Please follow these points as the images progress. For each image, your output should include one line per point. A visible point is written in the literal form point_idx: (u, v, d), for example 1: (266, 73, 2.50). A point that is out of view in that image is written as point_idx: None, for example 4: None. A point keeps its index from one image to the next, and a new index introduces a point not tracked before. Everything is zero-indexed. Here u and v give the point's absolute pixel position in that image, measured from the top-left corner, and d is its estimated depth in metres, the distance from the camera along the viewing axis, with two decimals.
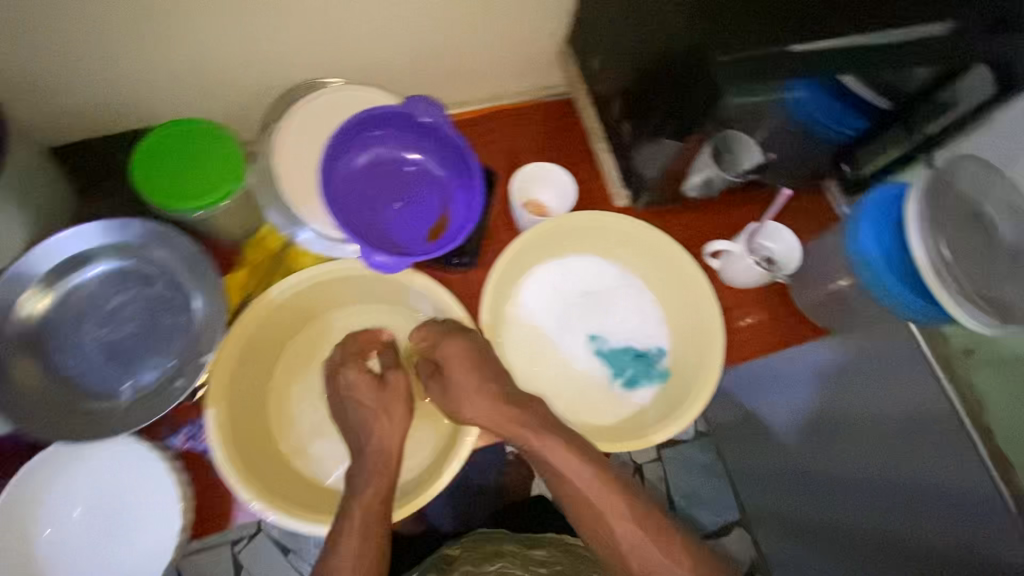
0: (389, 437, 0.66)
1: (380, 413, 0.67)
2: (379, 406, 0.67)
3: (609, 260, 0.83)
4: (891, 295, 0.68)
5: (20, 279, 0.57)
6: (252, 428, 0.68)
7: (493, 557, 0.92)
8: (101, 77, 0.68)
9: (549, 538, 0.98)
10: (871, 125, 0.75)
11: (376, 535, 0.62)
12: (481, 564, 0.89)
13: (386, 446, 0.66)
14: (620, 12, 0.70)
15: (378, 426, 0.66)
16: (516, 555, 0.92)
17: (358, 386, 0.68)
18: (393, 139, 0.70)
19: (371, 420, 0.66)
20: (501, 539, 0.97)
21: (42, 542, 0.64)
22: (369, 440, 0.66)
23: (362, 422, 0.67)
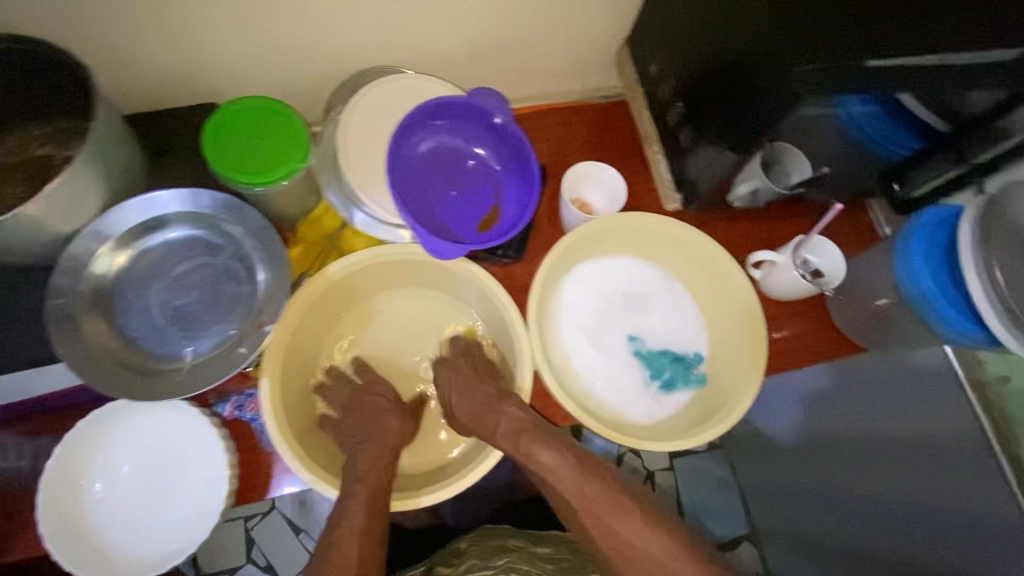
0: (391, 433, 0.70)
1: (384, 413, 0.71)
2: (384, 406, 0.72)
3: (651, 262, 0.84)
4: (940, 315, 0.69)
5: (98, 236, 0.59)
6: (296, 400, 0.72)
7: (500, 550, 0.94)
8: (185, 51, 0.70)
9: (554, 535, 1.02)
10: (925, 147, 0.75)
11: (373, 524, 0.64)
12: (487, 558, 0.92)
13: (386, 438, 0.69)
14: (691, 18, 0.71)
15: (379, 421, 0.70)
16: (523, 550, 0.94)
17: (365, 394, 0.73)
18: (456, 131, 0.71)
19: (376, 416, 0.70)
20: (509, 535, 1.00)
21: (88, 496, 0.66)
22: (375, 431, 0.69)
23: (365, 416, 0.70)
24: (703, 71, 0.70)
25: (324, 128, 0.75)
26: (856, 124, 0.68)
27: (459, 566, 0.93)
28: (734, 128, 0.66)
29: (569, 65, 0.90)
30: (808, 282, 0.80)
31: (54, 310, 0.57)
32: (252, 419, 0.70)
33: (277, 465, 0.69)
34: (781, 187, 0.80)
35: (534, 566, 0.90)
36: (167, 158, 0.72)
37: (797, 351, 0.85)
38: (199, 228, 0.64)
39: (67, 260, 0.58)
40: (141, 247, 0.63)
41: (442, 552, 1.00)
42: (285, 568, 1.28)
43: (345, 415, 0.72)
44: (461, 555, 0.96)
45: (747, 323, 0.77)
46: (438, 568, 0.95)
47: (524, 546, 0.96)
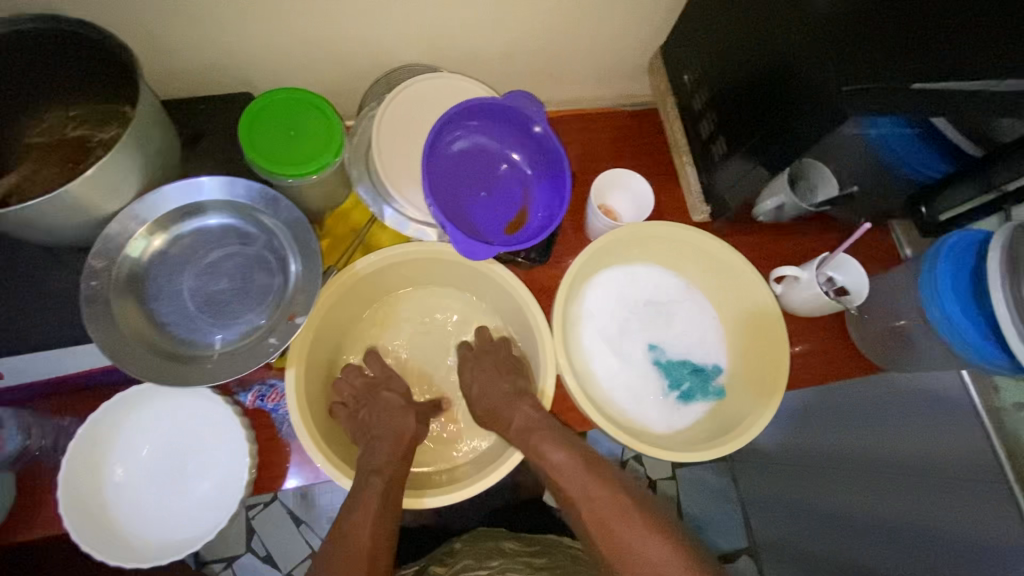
0: (406, 428, 0.70)
1: (400, 410, 0.71)
2: (398, 404, 0.72)
3: (673, 272, 0.84)
4: (963, 337, 0.71)
5: (134, 220, 0.60)
6: (318, 392, 0.72)
7: (495, 553, 0.93)
8: (227, 40, 0.71)
9: (550, 539, 1.00)
10: (956, 169, 0.74)
11: (388, 516, 0.62)
12: (482, 559, 0.91)
13: (403, 434, 0.69)
14: (729, 29, 0.70)
15: (394, 419, 0.70)
16: (517, 554, 0.93)
17: (383, 390, 0.73)
18: (489, 133, 0.71)
19: (391, 414, 0.70)
20: (504, 538, 0.99)
21: (106, 478, 0.66)
22: (390, 427, 0.69)
23: (382, 411, 0.71)
24: (739, 84, 0.70)
25: (358, 124, 0.75)
26: (891, 149, 0.68)
27: (453, 566, 0.92)
28: (769, 145, 0.67)
29: (600, 72, 0.91)
30: (831, 298, 0.80)
31: (89, 292, 0.58)
32: (272, 409, 0.70)
33: (294, 455, 0.69)
34: (806, 204, 0.81)
35: (529, 569, 0.88)
36: (201, 146, 0.72)
37: (808, 368, 0.85)
38: (233, 217, 0.65)
39: (102, 242, 0.59)
40: (175, 233, 0.64)
41: (438, 551, 0.99)
42: (284, 560, 1.28)
43: (359, 409, 0.72)
44: (455, 556, 0.94)
45: (768, 338, 0.77)
46: (433, 567, 0.94)
47: (519, 550, 0.95)
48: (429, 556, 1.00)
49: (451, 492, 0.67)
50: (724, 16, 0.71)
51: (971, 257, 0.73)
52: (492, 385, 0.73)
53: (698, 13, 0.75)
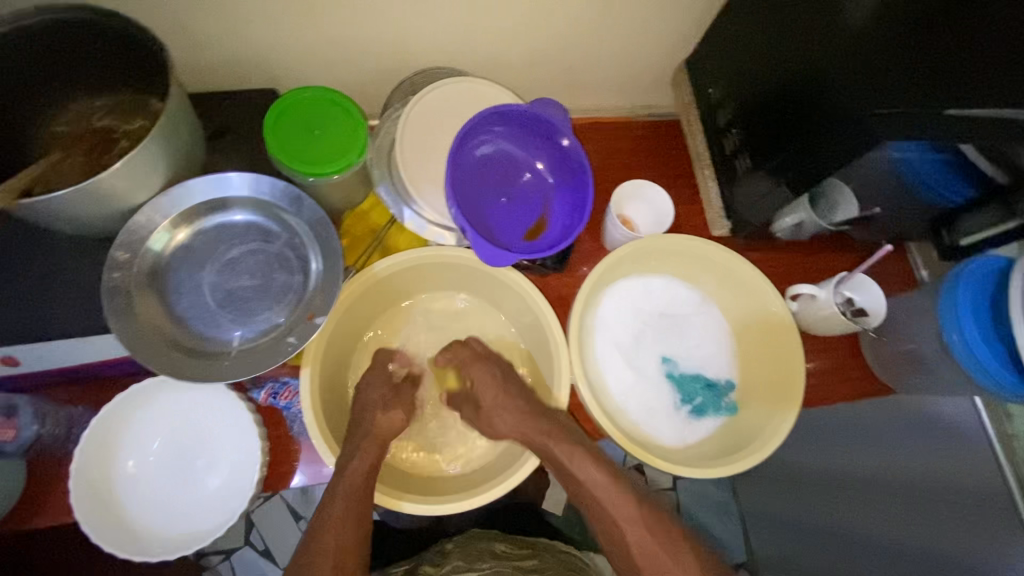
0: (384, 423, 0.68)
1: (385, 407, 0.70)
2: (384, 401, 0.70)
3: (689, 285, 0.84)
4: (980, 366, 0.70)
5: (159, 213, 0.60)
6: (332, 391, 0.73)
7: (486, 555, 0.91)
8: (257, 38, 0.71)
9: (540, 542, 0.99)
10: (979, 195, 0.72)
11: (355, 511, 0.64)
12: (473, 561, 0.89)
13: (381, 428, 0.68)
14: (759, 45, 0.70)
15: (382, 414, 0.69)
16: (508, 558, 0.91)
17: (375, 388, 0.72)
18: (512, 139, 0.71)
19: (374, 409, 0.69)
20: (495, 539, 0.97)
21: (117, 470, 0.66)
22: (369, 423, 0.68)
23: (367, 407, 0.70)
24: (767, 100, 0.70)
25: (381, 125, 0.75)
26: (916, 172, 0.68)
27: (442, 567, 0.89)
28: (797, 164, 0.66)
29: (624, 82, 0.91)
30: (847, 319, 0.80)
31: (111, 284, 0.59)
32: (285, 407, 0.70)
33: (303, 454, 0.69)
34: (824, 221, 0.80)
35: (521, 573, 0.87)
36: (225, 140, 0.73)
37: (819, 385, 0.85)
38: (255, 213, 0.65)
39: (125, 233, 0.59)
40: (198, 228, 0.64)
41: (428, 551, 0.96)
42: (282, 554, 1.28)
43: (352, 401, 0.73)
44: (445, 556, 0.92)
45: (783, 357, 0.77)
46: (423, 567, 0.91)
47: (510, 553, 0.93)
48: (418, 555, 0.98)
49: (433, 504, 0.66)
50: (754, 32, 0.71)
51: (990, 283, 0.73)
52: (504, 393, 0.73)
53: (728, 28, 0.75)
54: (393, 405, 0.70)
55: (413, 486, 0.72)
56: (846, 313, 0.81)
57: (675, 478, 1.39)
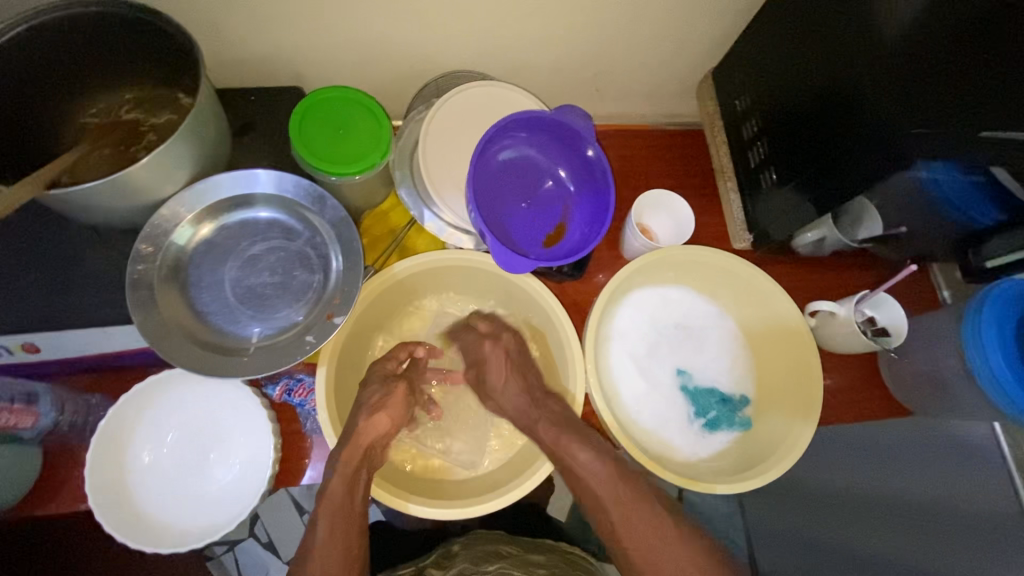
0: (366, 430, 0.66)
1: (371, 409, 0.68)
2: (374, 402, 0.69)
3: (707, 297, 0.84)
4: (1002, 386, 0.69)
5: (183, 207, 0.61)
6: (345, 379, 0.73)
7: (492, 556, 0.90)
8: (286, 38, 0.72)
9: (546, 543, 0.98)
10: (1009, 219, 0.69)
11: (342, 527, 0.63)
12: (479, 563, 0.88)
13: (362, 436, 0.66)
14: (790, 58, 0.69)
15: (366, 419, 0.67)
16: (514, 558, 0.90)
17: (376, 384, 0.71)
18: (535, 145, 0.71)
19: (359, 412, 0.67)
20: (502, 541, 0.96)
21: (130, 461, 0.66)
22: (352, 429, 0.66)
23: (358, 406, 0.68)
24: (796, 114, 0.69)
25: (405, 126, 0.75)
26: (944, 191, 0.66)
27: (449, 568, 0.89)
28: (823, 181, 0.66)
29: (647, 90, 0.90)
30: (867, 338, 0.78)
31: (135, 277, 0.59)
32: (298, 404, 0.70)
33: (314, 451, 0.69)
34: (847, 238, 0.80)
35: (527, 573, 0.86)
36: (249, 137, 0.73)
37: (846, 403, 0.84)
38: (279, 211, 0.66)
39: (150, 227, 0.60)
40: (220, 224, 0.65)
41: (435, 552, 0.96)
42: (285, 548, 1.29)
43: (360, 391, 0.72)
44: (452, 559, 0.91)
45: (801, 370, 0.76)
46: (429, 570, 0.90)
47: (516, 554, 0.92)
48: (425, 556, 0.97)
49: (436, 509, 0.67)
50: (786, 45, 0.70)
51: (1015, 307, 0.72)
52: (514, 394, 0.73)
53: (759, 40, 0.75)
54: (379, 409, 0.68)
55: (417, 487, 0.72)
56: (866, 332, 0.80)
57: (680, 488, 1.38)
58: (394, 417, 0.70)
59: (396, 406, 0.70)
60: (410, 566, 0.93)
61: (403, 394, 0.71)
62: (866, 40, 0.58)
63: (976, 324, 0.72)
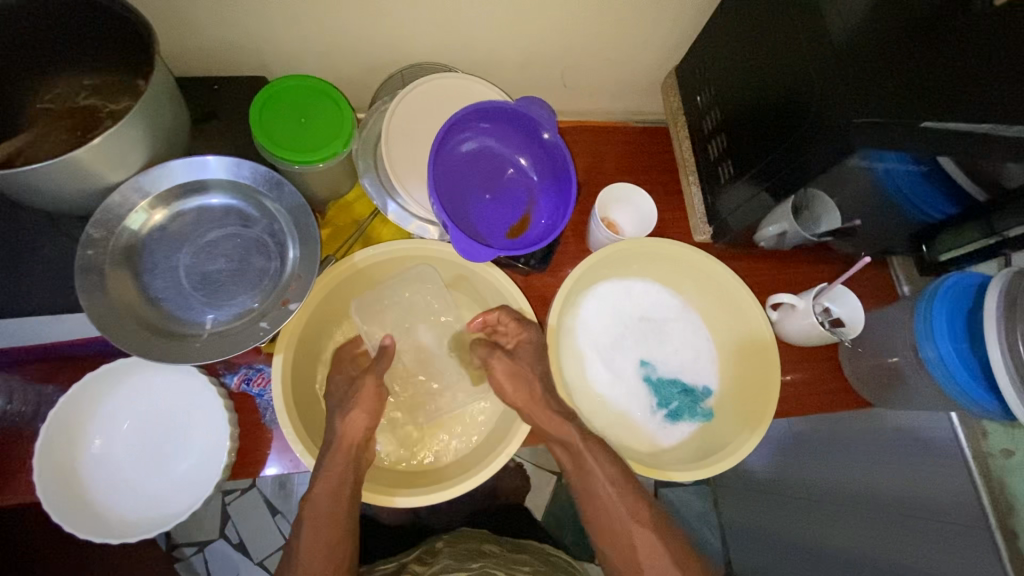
0: (348, 428, 0.69)
1: (344, 410, 0.70)
2: (346, 404, 0.70)
3: (669, 288, 0.84)
4: (953, 375, 0.71)
5: (137, 192, 0.60)
6: (303, 378, 0.72)
7: (475, 555, 0.90)
8: (249, 29, 0.72)
9: (527, 544, 0.98)
10: (960, 212, 0.73)
11: (326, 532, 0.67)
12: (462, 560, 0.88)
13: (345, 437, 0.68)
14: (747, 51, 0.70)
15: (344, 419, 0.69)
16: (498, 556, 0.90)
17: (340, 387, 0.73)
18: (497, 136, 0.72)
19: (335, 414, 0.70)
20: (486, 540, 0.96)
21: (83, 452, 0.65)
22: (334, 432, 0.68)
23: (334, 409, 0.71)
24: (752, 107, 0.70)
25: (369, 116, 0.75)
26: (897, 187, 0.67)
27: (432, 566, 0.88)
28: (777, 175, 0.67)
29: (615, 86, 0.91)
30: (826, 329, 0.79)
31: (85, 261, 0.59)
32: (257, 394, 0.69)
33: (275, 443, 0.69)
34: (807, 233, 0.79)
35: (509, 571, 0.86)
36: (211, 125, 0.73)
37: (828, 394, 0.85)
38: (235, 197, 0.66)
39: (101, 212, 0.59)
40: (176, 210, 0.64)
41: (418, 549, 0.95)
42: (257, 549, 1.27)
43: (335, 393, 0.72)
44: (435, 555, 0.91)
45: (761, 362, 0.77)
46: (412, 566, 0.90)
47: (500, 554, 0.92)
48: (406, 553, 0.96)
49: (415, 496, 0.67)
50: (742, 39, 0.71)
51: (967, 299, 0.74)
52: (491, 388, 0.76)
53: (718, 36, 0.76)
54: (353, 408, 0.70)
55: (383, 478, 0.72)
56: (823, 325, 0.80)
57: (657, 486, 1.38)
58: (371, 409, 0.71)
59: (371, 401, 0.71)
60: (391, 562, 0.93)
61: (373, 391, 0.71)
62: (815, 37, 0.60)
63: (928, 317, 0.74)
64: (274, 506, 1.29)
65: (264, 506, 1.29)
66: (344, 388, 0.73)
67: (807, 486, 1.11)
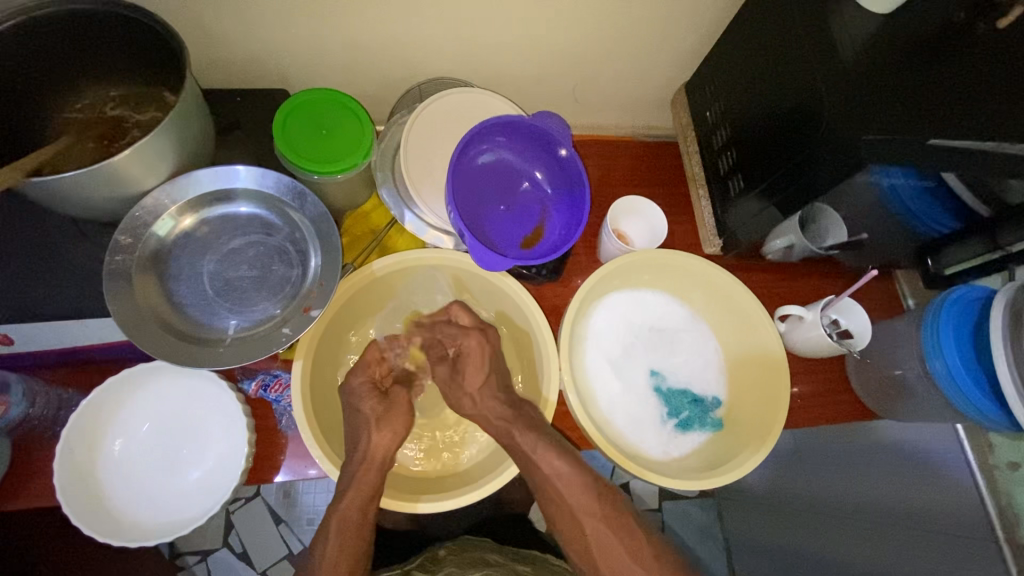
0: (378, 445, 0.67)
1: (375, 427, 0.68)
2: (375, 421, 0.68)
3: (679, 300, 0.86)
4: (960, 388, 0.72)
5: (166, 198, 0.62)
6: (328, 372, 0.75)
7: (478, 563, 0.90)
8: (274, 44, 0.74)
9: (531, 553, 0.98)
10: (965, 227, 0.74)
11: (351, 546, 0.66)
12: (467, 568, 0.88)
13: (373, 454, 0.67)
14: (756, 69, 0.73)
15: (371, 437, 0.67)
16: (502, 565, 0.91)
17: (365, 395, 0.69)
18: (512, 149, 0.73)
19: (366, 431, 0.67)
20: (490, 549, 0.96)
21: (100, 456, 0.66)
22: (363, 447, 0.67)
23: (360, 427, 0.68)
24: (759, 124, 0.73)
25: (387, 129, 0.78)
26: (905, 203, 0.69)
27: (436, 572, 0.89)
28: (784, 188, 0.69)
29: (625, 102, 0.94)
30: (834, 341, 0.80)
31: (113, 267, 0.60)
32: (274, 400, 0.70)
33: (291, 448, 0.69)
34: (815, 246, 0.81)
35: None
36: (234, 135, 0.75)
37: (832, 405, 0.86)
38: (259, 206, 0.67)
39: (130, 218, 0.61)
40: (203, 217, 0.66)
41: (421, 556, 0.95)
42: (260, 558, 1.26)
43: (364, 404, 0.68)
44: (438, 563, 0.91)
45: (769, 369, 0.78)
46: (416, 572, 0.90)
47: (503, 563, 0.92)
48: (409, 560, 0.96)
49: (447, 501, 0.68)
50: (750, 59, 0.74)
51: (973, 312, 0.75)
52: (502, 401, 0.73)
53: (727, 55, 0.78)
54: (385, 426, 0.68)
55: (401, 485, 0.73)
56: (832, 335, 0.81)
57: (662, 499, 1.38)
58: (400, 428, 0.69)
59: (404, 421, 0.69)
60: (394, 569, 0.92)
61: (404, 410, 0.70)
62: (824, 57, 0.63)
63: (934, 330, 0.75)
64: (279, 514, 1.29)
65: (268, 515, 1.29)
66: (372, 404, 0.69)
67: (810, 498, 1.11)
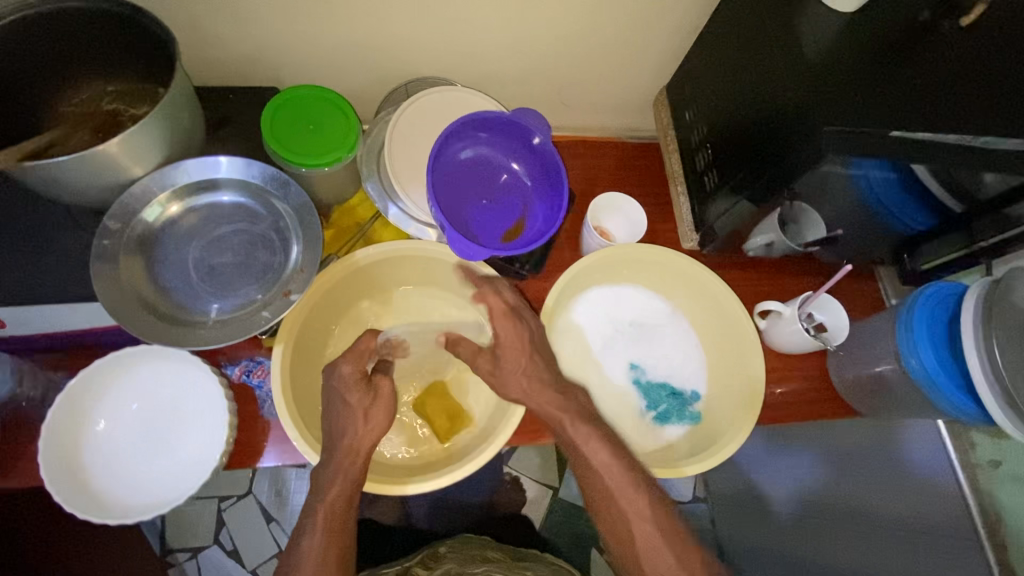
0: (364, 437, 0.69)
1: (361, 416, 0.69)
2: (359, 412, 0.69)
3: (658, 295, 0.87)
4: (936, 382, 0.72)
5: (154, 185, 0.64)
6: (310, 351, 0.76)
7: (477, 559, 0.90)
8: (262, 44, 0.77)
9: (532, 552, 0.99)
10: (938, 223, 0.75)
11: (338, 534, 0.68)
12: (466, 563, 0.88)
13: (355, 446, 0.68)
14: (727, 68, 0.75)
15: (356, 425, 0.69)
16: (501, 561, 0.91)
17: (351, 386, 0.70)
18: (491, 143, 0.75)
19: (349, 423, 0.69)
20: (488, 548, 0.97)
21: (86, 437, 0.68)
22: (337, 436, 0.68)
23: (344, 419, 0.69)
24: (732, 122, 0.75)
25: (374, 126, 0.80)
26: (879, 199, 0.70)
27: (436, 569, 0.89)
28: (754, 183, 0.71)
29: (608, 104, 0.96)
30: (812, 336, 0.81)
31: (101, 249, 0.62)
32: (257, 385, 0.72)
33: (273, 433, 0.71)
34: (794, 243, 0.81)
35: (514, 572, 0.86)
36: (223, 131, 0.77)
37: (817, 403, 0.87)
38: (243, 196, 0.70)
39: (119, 205, 0.63)
40: (190, 205, 0.68)
41: (422, 554, 0.96)
42: (250, 556, 1.27)
43: (348, 396, 0.70)
44: (439, 561, 0.91)
45: (748, 362, 0.79)
46: (415, 569, 0.90)
47: (501, 559, 0.92)
48: (408, 558, 0.96)
49: (433, 480, 0.69)
50: (722, 59, 0.76)
51: (946, 307, 0.76)
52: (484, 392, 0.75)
53: (701, 56, 0.81)
54: (370, 415, 0.70)
55: (382, 471, 0.74)
56: (810, 330, 0.82)
57: None
58: (384, 419, 0.71)
59: (388, 411, 0.71)
60: (394, 566, 0.93)
61: (389, 394, 0.71)
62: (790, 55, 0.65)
63: (908, 326, 0.75)
64: (269, 512, 1.29)
65: (258, 513, 1.29)
66: (356, 393, 0.70)
67: None
